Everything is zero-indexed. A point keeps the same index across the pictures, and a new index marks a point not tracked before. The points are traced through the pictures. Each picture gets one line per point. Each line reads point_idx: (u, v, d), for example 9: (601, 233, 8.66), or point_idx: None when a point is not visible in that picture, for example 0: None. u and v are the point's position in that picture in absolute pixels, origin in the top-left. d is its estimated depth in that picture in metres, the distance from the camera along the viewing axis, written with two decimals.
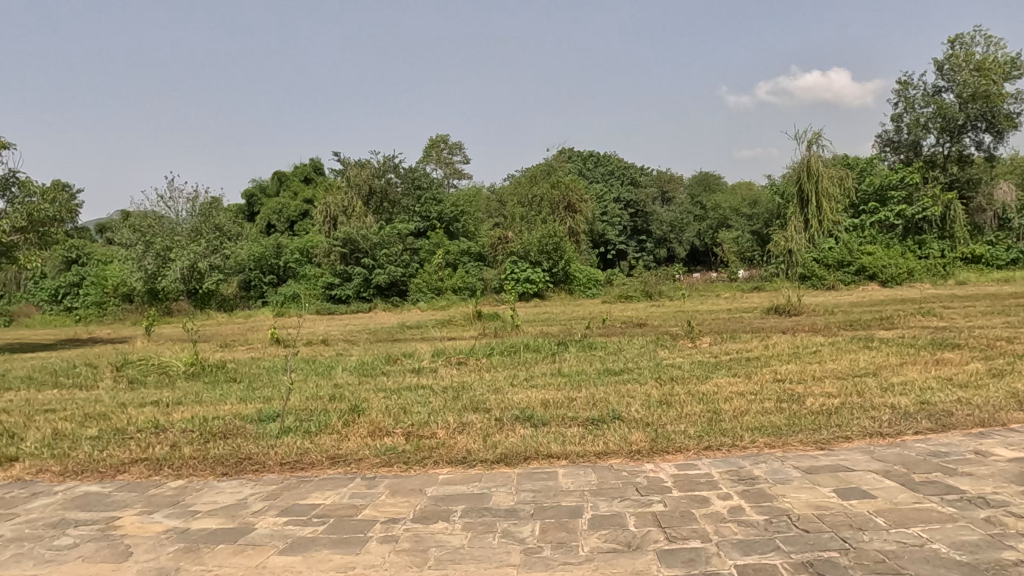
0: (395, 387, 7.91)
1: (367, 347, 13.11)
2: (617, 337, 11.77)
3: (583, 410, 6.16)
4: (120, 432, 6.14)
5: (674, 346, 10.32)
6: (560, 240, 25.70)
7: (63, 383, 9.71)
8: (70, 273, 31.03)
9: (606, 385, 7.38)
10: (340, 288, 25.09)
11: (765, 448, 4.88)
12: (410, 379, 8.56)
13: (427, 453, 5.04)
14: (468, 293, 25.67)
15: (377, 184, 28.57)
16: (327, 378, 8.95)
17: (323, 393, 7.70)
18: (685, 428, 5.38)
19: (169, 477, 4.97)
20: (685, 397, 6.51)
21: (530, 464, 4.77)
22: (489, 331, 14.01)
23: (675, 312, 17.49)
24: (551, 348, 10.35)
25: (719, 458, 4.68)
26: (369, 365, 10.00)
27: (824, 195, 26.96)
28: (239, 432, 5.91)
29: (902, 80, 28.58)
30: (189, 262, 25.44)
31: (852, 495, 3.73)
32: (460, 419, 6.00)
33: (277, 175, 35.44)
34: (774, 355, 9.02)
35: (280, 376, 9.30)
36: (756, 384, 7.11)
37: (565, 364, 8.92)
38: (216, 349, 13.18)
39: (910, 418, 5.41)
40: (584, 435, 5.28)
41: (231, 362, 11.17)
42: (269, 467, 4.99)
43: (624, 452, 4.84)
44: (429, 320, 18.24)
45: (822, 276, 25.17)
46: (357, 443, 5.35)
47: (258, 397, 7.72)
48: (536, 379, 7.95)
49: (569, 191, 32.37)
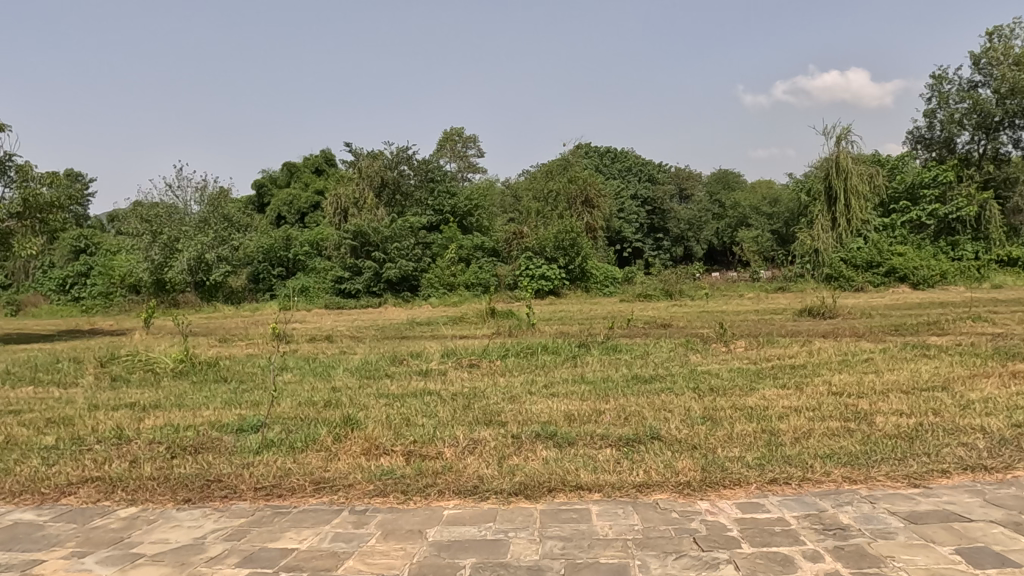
0: (399, 393, 7.03)
1: (373, 345, 12.29)
2: (642, 339, 10.86)
3: (614, 426, 5.29)
4: (78, 442, 5.31)
5: (707, 351, 9.40)
6: (576, 236, 24.91)
7: (41, 381, 8.88)
8: (77, 263, 30.43)
9: (637, 396, 6.50)
10: (349, 282, 24.27)
11: (844, 483, 3.98)
12: (417, 383, 7.70)
13: (431, 480, 4.18)
14: (482, 290, 24.71)
15: (390, 176, 27.77)
16: (325, 380, 8.06)
17: (318, 399, 6.84)
18: (740, 455, 4.47)
19: (120, 503, 4.12)
20: (732, 413, 5.63)
21: (556, 498, 3.89)
22: (503, 330, 13.10)
23: (699, 312, 16.57)
24: (572, 350, 9.45)
25: (789, 497, 3.78)
26: (373, 365, 9.16)
27: (853, 193, 25.90)
28: (214, 446, 5.06)
29: (937, 75, 27.44)
30: (197, 253, 24.76)
31: (985, 560, 2.84)
32: (470, 434, 5.15)
33: (286, 165, 34.78)
34: (822, 364, 8.07)
35: (274, 377, 8.44)
36: (811, 399, 6.21)
37: (589, 369, 8.01)
38: (213, 345, 12.36)
39: (1014, 446, 4.49)
40: (618, 460, 4.40)
41: (227, 359, 10.35)
42: (240, 494, 4.14)
43: (671, 486, 3.95)
44: (440, 317, 17.38)
45: (850, 276, 24.05)
46: (349, 463, 4.51)
47: (246, 402, 6.87)
48: (557, 387, 7.06)
49: (587, 185, 31.46)
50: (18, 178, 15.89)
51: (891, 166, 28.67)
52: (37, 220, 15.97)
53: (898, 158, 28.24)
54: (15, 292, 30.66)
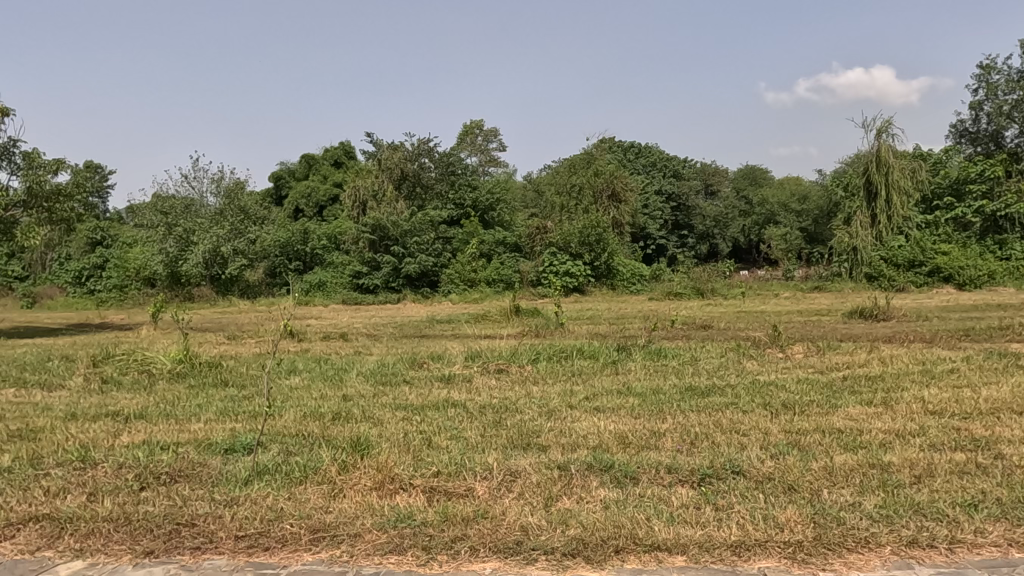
0: (420, 405, 6.09)
1: (391, 344, 11.43)
2: (685, 342, 9.87)
3: (683, 457, 4.32)
4: (35, 463, 4.42)
5: (762, 358, 8.40)
6: (603, 231, 23.89)
7: (27, 382, 8.07)
8: (94, 255, 29.85)
9: (697, 414, 5.53)
10: (367, 277, 23.41)
11: (1012, 549, 2.98)
12: (439, 392, 6.75)
13: (461, 531, 3.24)
14: (504, 286, 23.54)
15: (410, 169, 26.97)
16: (335, 387, 7.13)
17: (326, 410, 5.93)
18: (854, 501, 3.49)
19: (64, 555, 3.22)
20: (822, 441, 4.64)
21: (627, 564, 2.93)
22: (529, 330, 12.14)
23: (736, 313, 15.55)
24: (610, 355, 8.47)
25: (946, 571, 2.80)
26: (390, 369, 8.24)
27: (894, 188, 24.69)
28: (194, 474, 4.15)
29: (985, 64, 26.12)
30: (212, 245, 24.06)
31: None
32: (507, 464, 4.20)
33: (305, 157, 33.96)
34: (902, 374, 7.04)
35: (281, 383, 7.53)
36: (909, 420, 5.20)
37: (635, 379, 7.02)
38: (220, 343, 11.55)
39: None
40: (701, 509, 3.43)
41: (232, 359, 9.48)
42: (216, 547, 3.22)
43: (780, 550, 2.99)
44: (462, 314, 16.48)
45: (890, 276, 22.94)
46: (357, 505, 3.57)
47: (243, 413, 5.95)
48: (601, 400, 6.09)
49: (614, 178, 30.38)
50: (24, 165, 15.12)
51: (935, 160, 27.35)
52: (43, 209, 15.21)
53: (942, 151, 26.95)
54: (31, 283, 30.13)
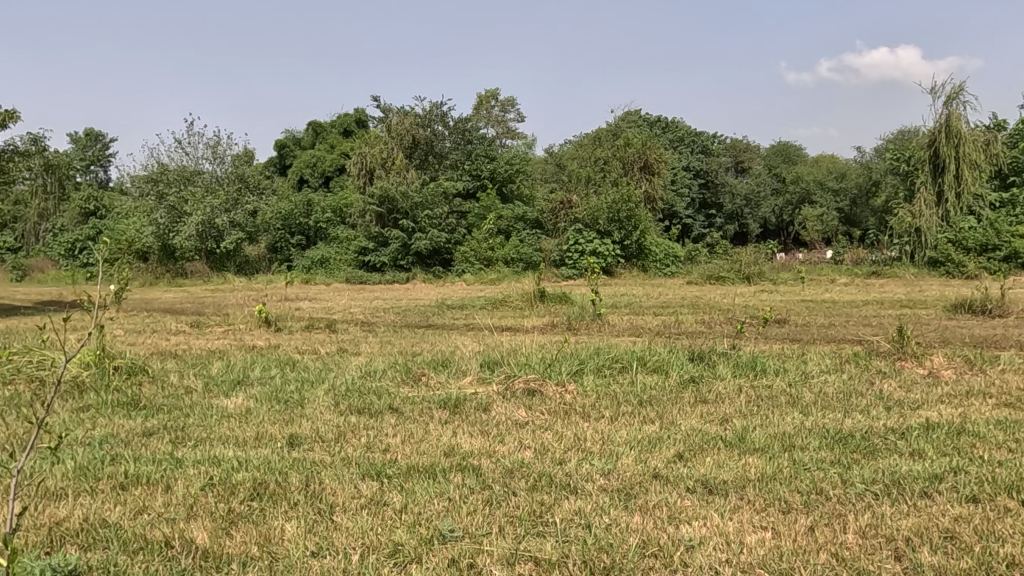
0: (405, 466, 3.65)
1: (387, 339, 9.03)
2: (774, 348, 7.31)
3: None
4: None
5: (903, 377, 5.89)
6: (635, 206, 21.22)
7: None
8: (86, 227, 27.47)
9: (898, 513, 3.04)
10: (374, 254, 21.02)
11: None
12: (441, 433, 4.33)
13: None
14: (524, 266, 21.29)
15: (422, 135, 24.37)
16: (282, 420, 4.70)
17: (244, 476, 3.50)
18: None
19: None
20: None
21: None
22: (559, 323, 9.69)
23: (802, 302, 12.94)
24: (686, 370, 5.98)
25: None
26: (372, 386, 5.76)
27: (966, 162, 21.80)
28: None
29: None
30: (206, 216, 21.59)
31: None
32: None
33: (311, 125, 31.52)
34: None
35: (212, 407, 5.13)
36: None
37: (740, 419, 4.56)
38: (177, 335, 9.16)
39: None
40: None
41: (171, 362, 7.04)
42: None
43: None
44: (477, 299, 13.92)
45: (959, 261, 20.16)
46: None
47: (111, 479, 3.55)
48: (707, 467, 3.62)
49: (646, 149, 27.56)
50: None
51: (1011, 130, 24.33)
52: None
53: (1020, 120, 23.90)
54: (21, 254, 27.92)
